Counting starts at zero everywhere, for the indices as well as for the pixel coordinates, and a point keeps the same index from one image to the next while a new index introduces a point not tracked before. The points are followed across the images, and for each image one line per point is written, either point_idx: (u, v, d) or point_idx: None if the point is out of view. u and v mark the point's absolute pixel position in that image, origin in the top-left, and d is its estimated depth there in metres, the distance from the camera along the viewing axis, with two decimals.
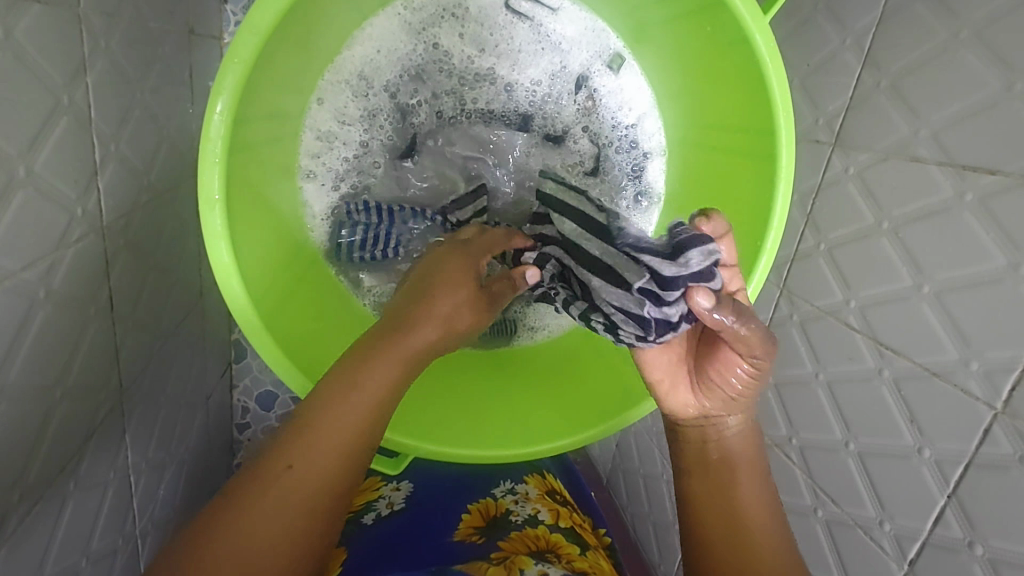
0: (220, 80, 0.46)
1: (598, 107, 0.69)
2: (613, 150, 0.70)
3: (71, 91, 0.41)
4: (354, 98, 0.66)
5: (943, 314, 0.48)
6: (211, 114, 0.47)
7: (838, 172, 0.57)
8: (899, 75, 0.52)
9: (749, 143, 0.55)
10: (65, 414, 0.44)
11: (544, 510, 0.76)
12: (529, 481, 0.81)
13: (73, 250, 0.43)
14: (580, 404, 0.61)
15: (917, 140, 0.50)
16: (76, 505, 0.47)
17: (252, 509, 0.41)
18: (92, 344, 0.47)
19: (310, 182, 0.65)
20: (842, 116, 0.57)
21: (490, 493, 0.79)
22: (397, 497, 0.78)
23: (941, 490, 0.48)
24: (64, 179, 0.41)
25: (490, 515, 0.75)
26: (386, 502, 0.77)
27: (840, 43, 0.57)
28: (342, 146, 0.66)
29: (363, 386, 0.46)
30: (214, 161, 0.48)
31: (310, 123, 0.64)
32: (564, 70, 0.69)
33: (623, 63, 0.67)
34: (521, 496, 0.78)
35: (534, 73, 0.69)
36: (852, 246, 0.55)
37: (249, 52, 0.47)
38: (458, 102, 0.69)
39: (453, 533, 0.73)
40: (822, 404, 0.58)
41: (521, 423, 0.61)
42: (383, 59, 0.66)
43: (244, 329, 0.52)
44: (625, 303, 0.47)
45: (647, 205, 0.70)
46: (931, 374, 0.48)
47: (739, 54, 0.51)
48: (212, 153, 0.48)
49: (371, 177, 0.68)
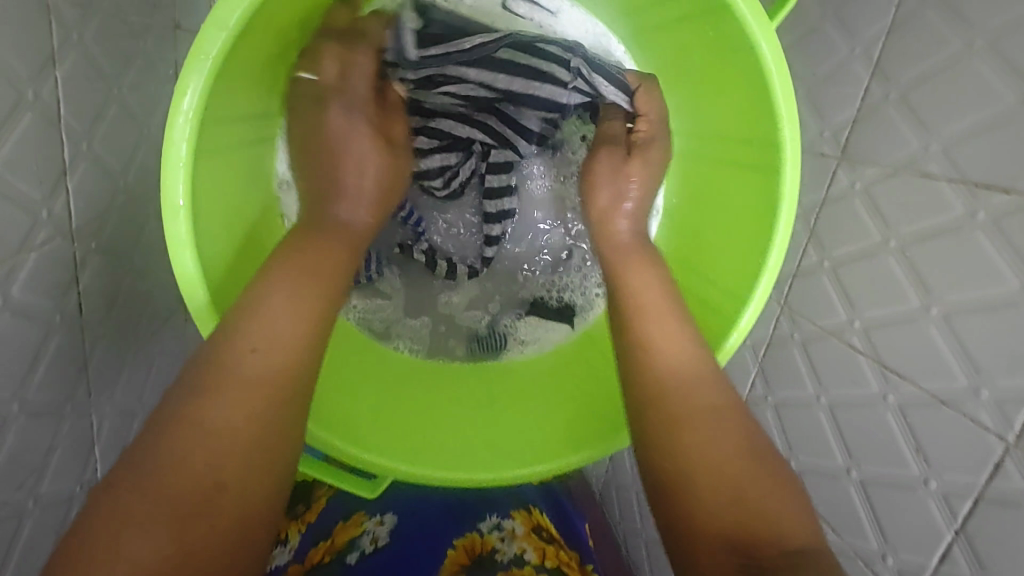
0: (185, 76, 0.44)
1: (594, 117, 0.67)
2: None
3: (37, 85, 0.39)
4: None
5: (952, 339, 0.45)
6: (177, 111, 0.44)
7: (844, 187, 0.55)
8: (910, 87, 0.50)
9: (752, 155, 0.52)
10: (23, 427, 0.41)
11: (531, 550, 0.71)
12: (519, 514, 0.76)
13: (36, 254, 0.40)
14: (562, 431, 0.58)
15: (927, 155, 0.48)
16: (35, 522, 0.44)
17: (175, 452, 0.38)
18: (57, 353, 0.44)
19: (287, 192, 0.63)
20: (848, 128, 0.55)
21: (475, 528, 0.74)
22: (381, 532, 0.73)
23: (949, 525, 0.45)
24: (27, 179, 0.39)
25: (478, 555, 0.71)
26: (371, 539, 0.72)
27: (849, 52, 0.55)
28: None
29: (269, 299, 0.45)
30: (179, 164, 0.45)
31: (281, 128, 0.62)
32: None
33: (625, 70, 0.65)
34: (508, 534, 0.73)
35: None
36: (857, 265, 0.53)
37: (217, 47, 0.44)
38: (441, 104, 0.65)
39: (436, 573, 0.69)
40: (823, 427, 0.56)
41: (497, 451, 0.57)
42: None
43: None
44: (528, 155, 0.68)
45: None
46: (938, 402, 0.46)
47: (741, 61, 0.49)
48: (177, 156, 0.45)
49: None
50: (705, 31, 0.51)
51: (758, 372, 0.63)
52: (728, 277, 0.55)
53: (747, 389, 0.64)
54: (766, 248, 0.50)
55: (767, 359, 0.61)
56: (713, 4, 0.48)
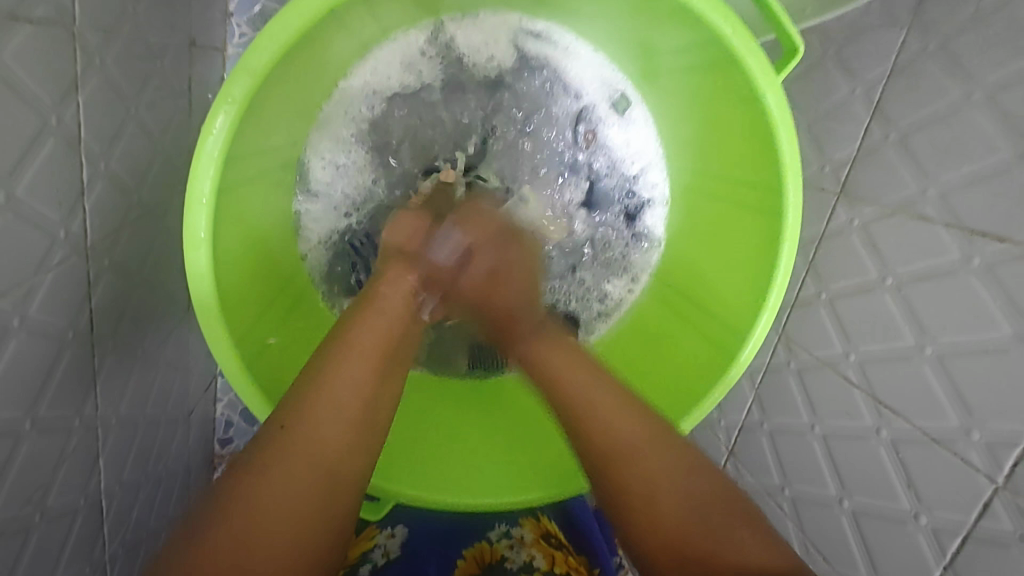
0: (211, 119, 0.45)
1: (601, 148, 0.69)
2: (612, 189, 0.69)
3: (61, 110, 0.40)
4: (355, 121, 0.64)
5: (946, 379, 0.47)
6: (202, 151, 0.46)
7: (843, 223, 0.56)
8: (909, 130, 0.51)
9: (754, 197, 0.55)
10: (33, 442, 0.42)
11: (540, 556, 0.71)
12: (528, 521, 0.76)
13: (53, 273, 0.41)
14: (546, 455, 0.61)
15: (924, 198, 0.49)
16: (40, 535, 0.45)
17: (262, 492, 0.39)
18: (68, 369, 0.45)
19: (307, 204, 0.63)
20: (849, 166, 0.56)
21: (485, 537, 0.74)
22: (393, 544, 0.73)
23: (937, 560, 0.46)
24: (47, 202, 0.39)
25: (486, 563, 0.71)
26: (382, 551, 0.72)
27: (850, 92, 0.56)
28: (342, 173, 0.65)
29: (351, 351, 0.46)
30: (201, 203, 0.46)
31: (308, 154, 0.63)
32: (569, 104, 0.68)
33: (633, 106, 0.67)
34: (517, 542, 0.73)
35: (542, 105, 0.68)
36: (854, 300, 0.54)
37: (243, 91, 0.46)
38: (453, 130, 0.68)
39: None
40: (817, 457, 0.57)
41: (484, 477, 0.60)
42: (385, 86, 0.64)
43: (224, 370, 0.49)
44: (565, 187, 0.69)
45: (648, 248, 0.69)
46: (931, 440, 0.47)
47: (750, 108, 0.51)
48: (200, 195, 0.46)
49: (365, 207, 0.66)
50: (719, 81, 0.53)
51: (754, 399, 0.64)
52: (731, 315, 0.57)
53: (744, 415, 0.65)
54: (766, 288, 0.52)
55: (765, 386, 0.62)
56: (725, 57, 0.50)
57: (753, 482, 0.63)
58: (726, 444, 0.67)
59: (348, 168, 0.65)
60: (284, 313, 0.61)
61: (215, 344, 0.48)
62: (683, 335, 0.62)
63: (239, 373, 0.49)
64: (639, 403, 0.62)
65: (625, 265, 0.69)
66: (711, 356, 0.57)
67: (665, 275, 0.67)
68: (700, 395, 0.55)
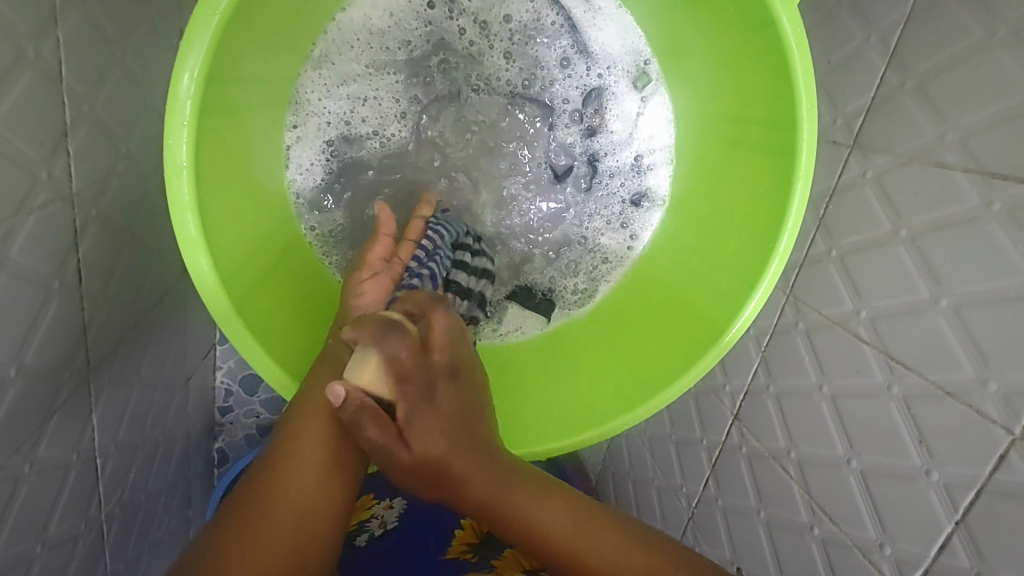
0: (191, 35, 0.44)
1: (603, 127, 0.68)
2: (610, 156, 0.69)
3: (38, 44, 0.38)
4: (366, 54, 0.64)
5: (962, 331, 0.45)
6: (183, 67, 0.44)
7: (856, 175, 0.54)
8: (927, 75, 0.49)
9: (768, 136, 0.53)
10: (19, 390, 0.41)
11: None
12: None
13: (35, 217, 0.40)
14: (656, 355, 0.60)
15: (942, 144, 0.47)
16: (30, 489, 0.44)
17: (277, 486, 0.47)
18: (54, 319, 0.44)
19: (298, 141, 0.63)
20: (862, 117, 0.54)
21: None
22: (390, 515, 0.72)
23: (949, 517, 0.45)
24: (26, 139, 0.38)
25: (485, 532, 0.70)
26: (379, 522, 0.71)
27: (864, 40, 0.54)
28: (342, 108, 0.64)
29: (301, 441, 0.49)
30: (183, 123, 0.45)
31: (306, 86, 0.62)
32: (585, 48, 0.67)
33: (649, 83, 0.66)
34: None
35: (557, 48, 0.67)
36: (866, 254, 0.52)
37: (225, 2, 0.44)
38: (466, 66, 0.66)
39: (445, 552, 0.69)
40: (825, 417, 0.55)
41: (593, 408, 0.60)
42: (395, 20, 0.64)
43: (210, 307, 0.48)
44: (573, 133, 0.69)
45: (649, 207, 0.68)
46: (944, 394, 0.46)
47: (764, 36, 0.49)
48: (181, 114, 0.45)
49: (362, 147, 0.66)
50: (727, 6, 0.52)
51: (761, 362, 0.62)
52: (739, 260, 0.55)
53: (749, 378, 0.63)
54: (777, 232, 0.51)
55: (772, 348, 0.61)
56: None
57: (758, 447, 0.62)
58: (730, 409, 0.65)
59: (356, 101, 0.65)
60: (276, 255, 0.58)
61: (199, 274, 0.47)
62: (688, 285, 0.61)
63: (225, 306, 0.48)
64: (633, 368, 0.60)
65: (622, 220, 0.69)
66: (716, 302, 0.56)
67: (670, 229, 0.66)
68: (702, 350, 0.55)
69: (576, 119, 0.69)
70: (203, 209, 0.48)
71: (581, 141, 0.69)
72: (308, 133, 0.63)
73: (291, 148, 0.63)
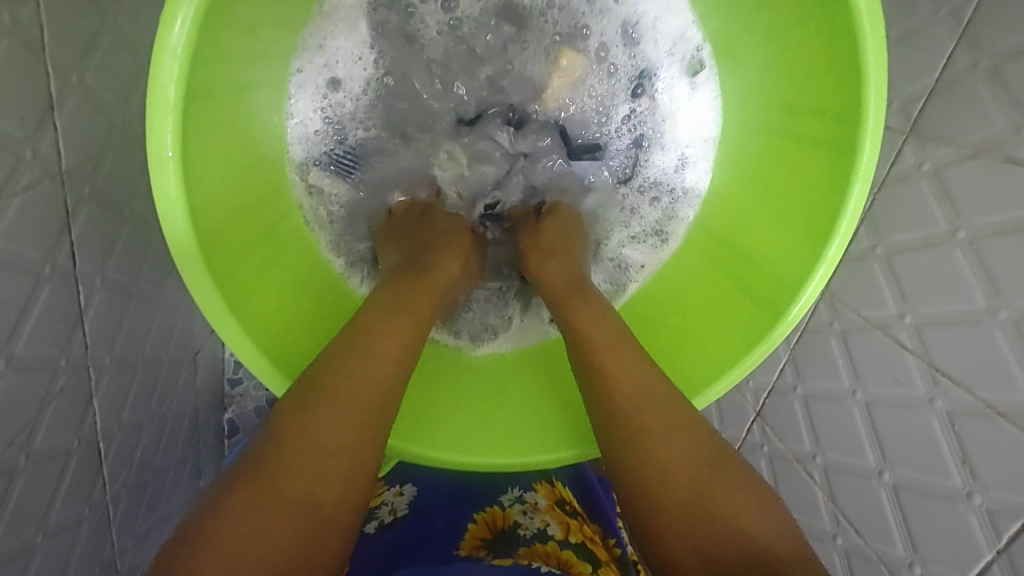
0: (173, 7, 0.40)
1: (646, 112, 0.64)
2: (652, 150, 0.65)
3: (14, 8, 0.35)
4: (385, 10, 0.60)
5: (1021, 347, 0.41)
6: (163, 47, 0.41)
7: (910, 167, 0.49)
8: (1003, 58, 0.43)
9: (820, 131, 0.49)
10: (11, 383, 0.39)
11: (554, 523, 0.66)
12: (541, 489, 0.72)
13: (21, 198, 0.37)
14: (715, 347, 0.55)
15: (1015, 137, 0.42)
16: (26, 480, 0.43)
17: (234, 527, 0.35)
18: (48, 307, 0.42)
19: (298, 100, 0.59)
20: (922, 102, 0.48)
21: (497, 501, 0.70)
22: (400, 503, 0.71)
23: (990, 545, 0.42)
24: (6, 114, 0.35)
25: (498, 528, 0.67)
26: (389, 509, 0.70)
27: (932, 13, 0.48)
28: (359, 68, 0.60)
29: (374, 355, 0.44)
30: (166, 111, 0.42)
31: (317, 46, 0.58)
32: (630, 21, 0.62)
33: (702, 73, 0.61)
34: (530, 507, 0.69)
35: (599, 19, 0.62)
36: (913, 255, 0.48)
37: None
38: (496, 28, 0.62)
39: (457, 545, 0.64)
40: (857, 423, 0.52)
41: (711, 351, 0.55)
42: None
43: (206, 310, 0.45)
44: (624, 112, 0.64)
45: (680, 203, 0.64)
46: (994, 414, 0.42)
47: (831, 18, 0.45)
48: (163, 101, 0.41)
49: (379, 116, 0.62)
50: None
51: (789, 360, 0.59)
52: (778, 269, 0.53)
53: (776, 377, 0.60)
54: (826, 239, 0.48)
55: (802, 348, 0.57)
56: None
57: (781, 448, 0.59)
58: (753, 406, 0.62)
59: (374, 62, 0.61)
60: (279, 247, 0.56)
61: (193, 277, 0.45)
62: (722, 290, 0.57)
63: (220, 307, 0.46)
64: (685, 366, 0.56)
65: (657, 218, 0.64)
66: (753, 311, 0.53)
67: (706, 227, 0.62)
68: (740, 357, 0.52)
69: (615, 105, 0.64)
70: (192, 204, 0.45)
71: (627, 128, 0.65)
72: (330, 88, 0.60)
73: (291, 101, 0.59)
